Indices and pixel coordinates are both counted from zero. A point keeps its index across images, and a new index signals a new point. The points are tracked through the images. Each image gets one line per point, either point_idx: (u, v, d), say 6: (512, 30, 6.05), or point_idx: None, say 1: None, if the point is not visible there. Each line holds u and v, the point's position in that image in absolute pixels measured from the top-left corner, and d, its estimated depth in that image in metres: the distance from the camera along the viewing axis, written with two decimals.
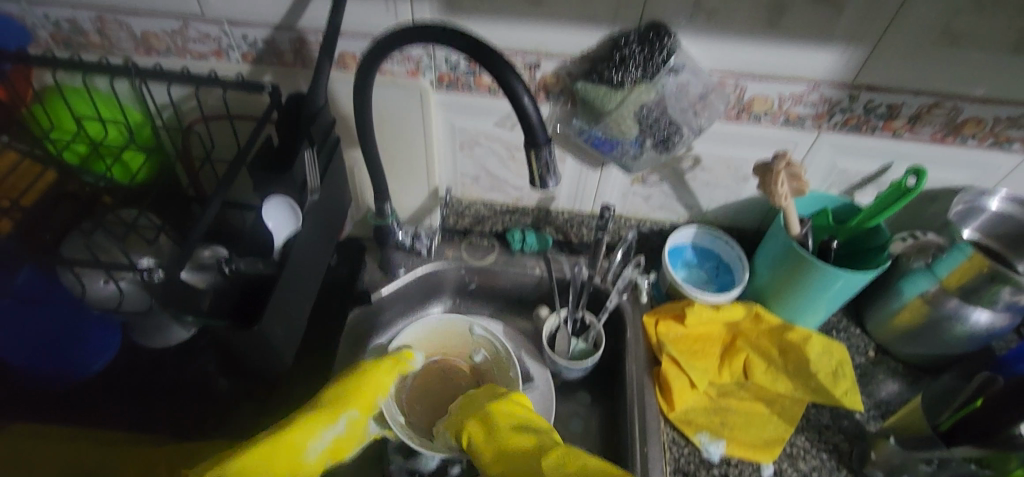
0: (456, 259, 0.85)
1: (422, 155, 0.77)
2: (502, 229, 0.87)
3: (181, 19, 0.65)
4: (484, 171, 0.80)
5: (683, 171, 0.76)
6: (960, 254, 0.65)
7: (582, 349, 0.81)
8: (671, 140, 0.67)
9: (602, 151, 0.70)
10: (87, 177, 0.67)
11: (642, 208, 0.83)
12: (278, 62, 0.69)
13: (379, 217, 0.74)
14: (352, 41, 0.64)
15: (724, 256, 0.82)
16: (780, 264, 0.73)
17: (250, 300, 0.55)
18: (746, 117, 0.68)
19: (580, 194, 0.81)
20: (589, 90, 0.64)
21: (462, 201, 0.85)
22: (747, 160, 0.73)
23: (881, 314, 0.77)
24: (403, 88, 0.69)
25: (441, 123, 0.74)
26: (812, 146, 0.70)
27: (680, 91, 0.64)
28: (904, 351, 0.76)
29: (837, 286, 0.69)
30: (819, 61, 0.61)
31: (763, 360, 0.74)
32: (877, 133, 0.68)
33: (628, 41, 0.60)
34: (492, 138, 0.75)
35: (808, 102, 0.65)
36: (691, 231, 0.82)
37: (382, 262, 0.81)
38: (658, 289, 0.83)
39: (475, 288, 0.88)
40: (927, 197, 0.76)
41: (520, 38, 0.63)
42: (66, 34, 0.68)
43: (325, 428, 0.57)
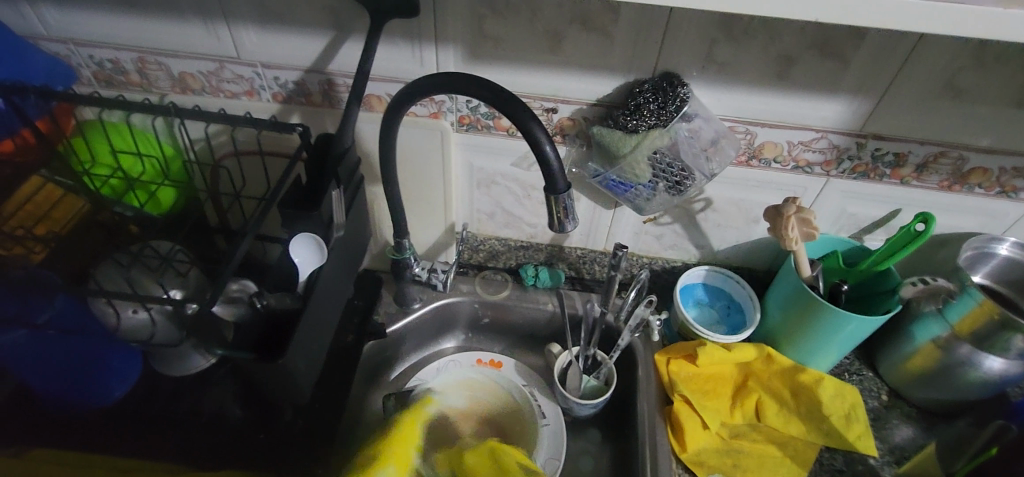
0: (470, 293, 0.87)
1: (441, 192, 0.79)
2: (516, 264, 0.89)
3: (218, 61, 0.69)
4: (500, 209, 0.82)
5: (695, 212, 0.78)
6: (970, 299, 0.66)
7: (593, 386, 0.81)
8: (684, 183, 0.68)
9: (615, 193, 0.72)
10: (117, 207, 0.70)
11: (653, 247, 0.84)
12: (306, 102, 0.72)
13: (397, 252, 0.76)
14: (380, 85, 0.68)
15: (735, 296, 0.83)
16: (791, 306, 0.74)
17: (274, 333, 0.57)
18: (756, 162, 0.70)
19: (593, 233, 0.83)
20: (604, 135, 0.65)
21: (478, 237, 0.86)
22: (758, 203, 0.75)
23: (893, 357, 0.77)
24: (426, 129, 0.72)
25: (461, 162, 0.77)
26: (821, 191, 0.72)
27: (693, 136, 0.66)
28: (917, 396, 0.76)
29: (849, 328, 0.70)
30: (827, 111, 0.64)
31: (775, 401, 0.75)
32: (885, 179, 0.70)
33: (642, 90, 0.63)
34: (509, 177, 0.77)
35: (817, 149, 0.67)
36: (703, 271, 0.83)
37: (398, 296, 0.83)
38: (669, 327, 0.84)
39: (488, 323, 0.89)
40: (936, 241, 0.77)
41: (539, 84, 0.65)
42: (108, 72, 0.72)
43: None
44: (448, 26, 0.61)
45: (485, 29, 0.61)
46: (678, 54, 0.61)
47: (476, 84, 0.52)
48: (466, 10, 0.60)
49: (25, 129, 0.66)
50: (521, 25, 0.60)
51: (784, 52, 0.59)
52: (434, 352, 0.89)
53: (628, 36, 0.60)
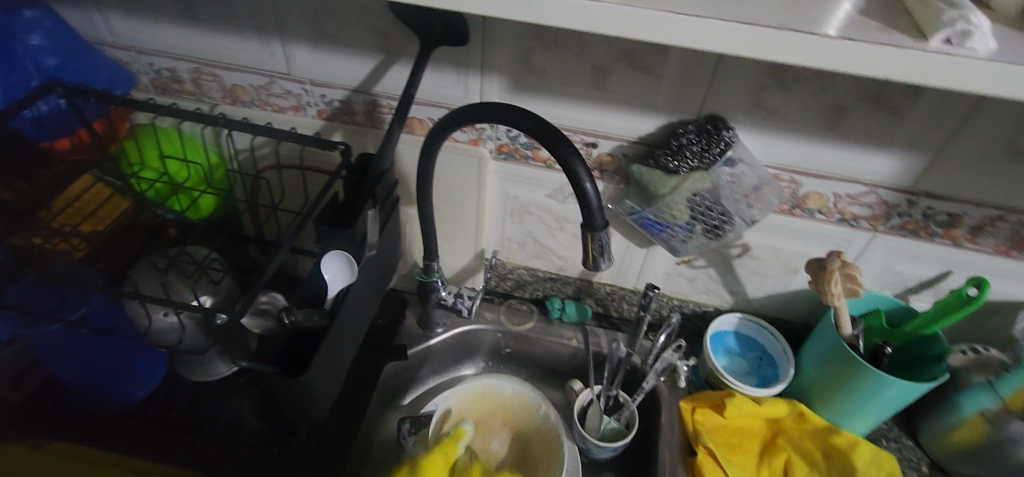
0: (494, 321, 0.86)
1: (474, 218, 0.79)
2: (542, 295, 0.88)
3: (269, 76, 0.70)
4: (531, 239, 0.81)
5: (731, 257, 0.76)
6: None
7: (612, 428, 0.78)
8: (722, 228, 0.67)
9: (651, 232, 0.70)
10: (159, 210, 0.72)
11: (685, 290, 0.82)
12: (350, 121, 0.73)
13: (424, 274, 0.75)
14: (423, 108, 0.68)
15: (768, 348, 0.80)
16: (828, 364, 0.71)
17: (300, 349, 0.57)
18: (799, 212, 0.68)
19: (623, 271, 0.82)
20: (644, 174, 0.64)
21: (506, 265, 0.86)
22: (798, 253, 0.72)
23: (937, 427, 0.73)
24: (464, 155, 0.72)
25: (496, 190, 0.76)
26: (866, 246, 0.69)
27: (735, 182, 0.64)
28: (962, 472, 0.71)
29: (889, 393, 0.66)
30: (879, 165, 0.62)
31: (805, 463, 0.70)
32: (935, 239, 0.67)
33: (686, 131, 0.62)
34: (543, 208, 0.77)
35: (864, 202, 0.65)
36: (735, 318, 0.81)
37: (422, 319, 0.82)
38: (696, 374, 0.81)
39: (509, 353, 0.88)
40: (988, 308, 0.73)
41: (581, 118, 0.65)
42: (164, 80, 0.74)
43: None
44: (495, 55, 0.62)
45: (531, 61, 0.62)
46: (724, 97, 0.60)
47: (518, 114, 0.52)
48: (514, 41, 0.60)
49: (81, 129, 0.69)
50: (567, 59, 0.61)
51: (835, 102, 0.58)
52: (453, 378, 0.88)
53: (674, 77, 0.60)
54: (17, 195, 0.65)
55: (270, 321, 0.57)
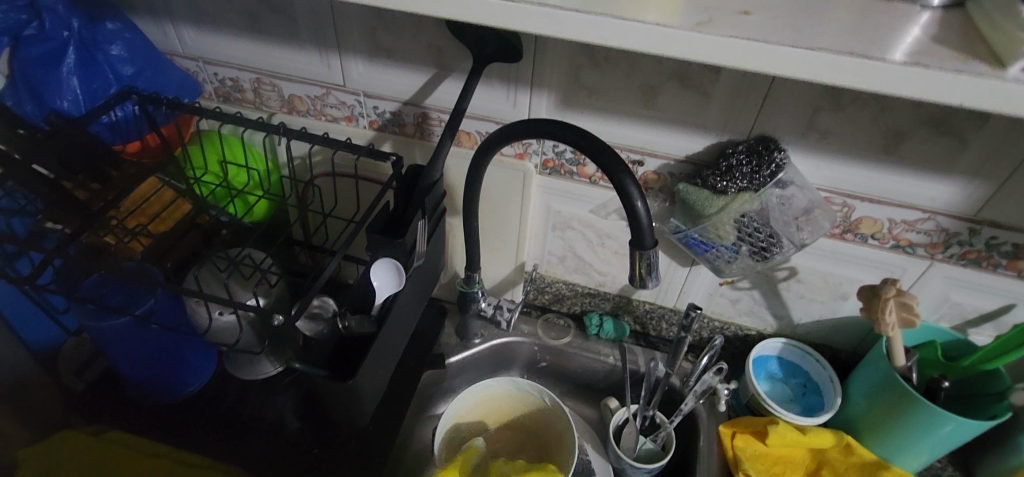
0: (531, 335, 0.86)
1: (516, 231, 0.80)
2: (580, 310, 0.88)
3: (325, 87, 0.73)
4: (571, 253, 0.81)
5: (777, 280, 0.74)
6: None
7: (649, 449, 0.78)
8: (770, 251, 0.65)
9: (695, 252, 0.70)
10: (212, 210, 0.76)
11: (727, 311, 0.81)
12: (400, 132, 0.75)
13: (466, 284, 0.77)
14: (473, 122, 0.70)
15: (813, 375, 0.78)
16: (878, 396, 0.68)
17: (347, 354, 0.59)
18: (851, 236, 0.66)
19: (664, 289, 0.81)
20: (691, 193, 0.64)
21: (546, 279, 0.86)
22: (848, 278, 0.70)
23: (998, 470, 0.69)
24: (511, 169, 0.73)
25: (539, 203, 0.77)
26: (922, 275, 0.67)
27: (784, 204, 0.64)
28: None
29: (946, 430, 0.63)
30: (937, 191, 0.60)
31: None
32: (998, 270, 0.64)
33: (736, 151, 0.61)
34: (585, 223, 0.77)
35: (921, 229, 0.63)
36: (779, 343, 0.79)
37: (460, 329, 0.83)
38: (737, 398, 0.79)
39: (546, 366, 0.88)
40: None
41: (627, 135, 0.65)
42: (227, 89, 0.78)
43: None
44: (545, 72, 0.63)
45: (581, 78, 0.62)
46: (777, 118, 0.60)
47: (571, 131, 0.53)
48: (565, 59, 0.61)
49: (151, 133, 0.73)
50: (616, 77, 0.61)
51: (893, 126, 0.56)
52: None
53: (725, 97, 0.59)
54: (91, 195, 0.67)
55: (325, 325, 0.60)
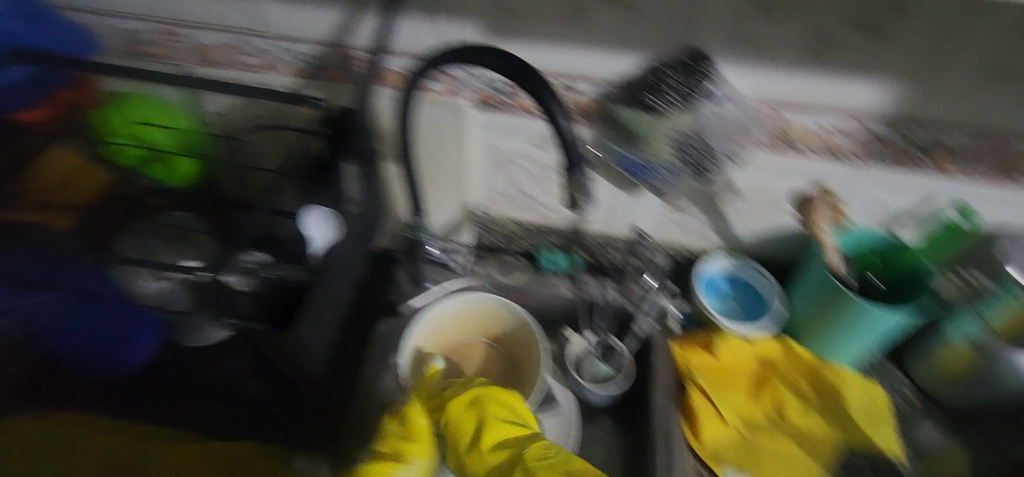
0: (485, 277, 0.85)
1: (457, 173, 0.77)
2: (531, 247, 0.88)
3: (237, 33, 0.68)
4: (516, 190, 0.81)
5: (718, 197, 0.75)
6: (1010, 297, 0.65)
7: (604, 372, 0.79)
8: (707, 168, 0.67)
9: (637, 177, 0.70)
10: (138, 178, 0.69)
11: (674, 234, 0.82)
12: (324, 77, 0.70)
13: (412, 231, 0.76)
14: (399, 59, 0.67)
15: (758, 287, 0.80)
16: (817, 300, 0.71)
17: (291, 307, 0.57)
18: (786, 148, 0.67)
19: (611, 218, 0.81)
20: (628, 116, 0.65)
21: (494, 219, 0.87)
22: (783, 189, 0.72)
23: (925, 357, 0.74)
24: (447, 107, 0.69)
25: (479, 142, 0.75)
26: (854, 181, 0.69)
27: (720, 118, 0.64)
28: (947, 396, 0.74)
29: (874, 323, 0.67)
30: (863, 94, 0.61)
31: (793, 396, 0.74)
32: (922, 168, 0.66)
33: (665, 69, 0.61)
34: (528, 159, 0.76)
35: (850, 134, 0.64)
36: (723, 260, 0.80)
37: (413, 275, 0.82)
38: (690, 318, 0.81)
39: (504, 307, 0.86)
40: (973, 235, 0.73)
41: (559, 60, 0.63)
42: (132, 44, 0.72)
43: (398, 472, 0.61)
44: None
45: (508, 4, 0.59)
46: (707, 32, 0.58)
47: (503, 60, 0.52)
48: None
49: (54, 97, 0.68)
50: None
51: (819, 29, 0.56)
52: None
53: (654, 12, 0.58)
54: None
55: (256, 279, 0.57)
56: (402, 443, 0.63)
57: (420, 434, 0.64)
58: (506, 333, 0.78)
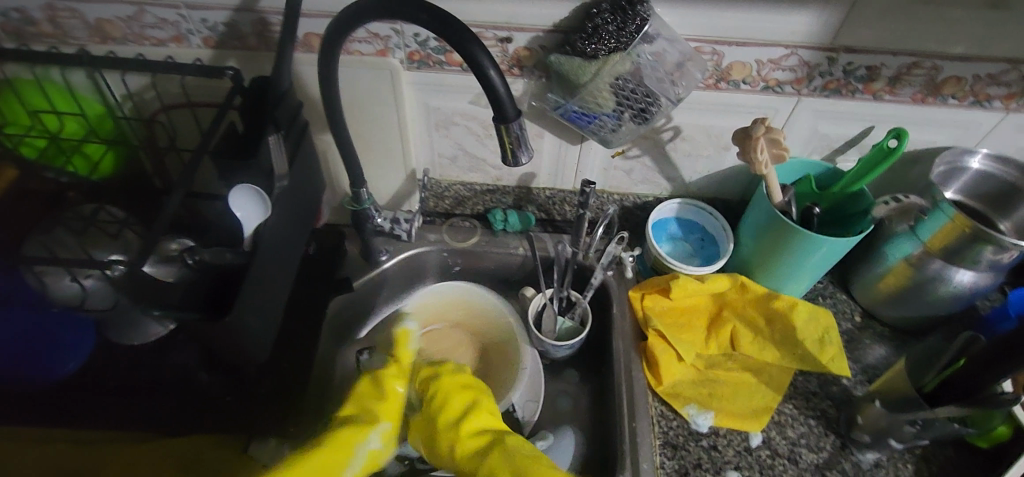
0: (438, 242, 0.84)
1: (397, 137, 0.75)
2: (483, 209, 0.86)
3: (136, 4, 0.61)
4: (461, 151, 0.78)
5: (664, 142, 0.75)
6: (942, 215, 0.65)
7: (568, 327, 0.80)
8: (649, 111, 0.65)
9: (579, 126, 0.69)
10: (49, 173, 0.62)
11: (623, 183, 0.82)
12: (241, 46, 0.65)
13: (355, 203, 0.73)
14: (315, 21, 0.60)
15: (709, 228, 0.82)
16: (762, 234, 0.72)
17: (223, 292, 0.54)
18: (724, 85, 0.67)
19: (560, 172, 0.80)
20: (563, 62, 0.61)
21: (441, 183, 0.83)
22: (727, 128, 0.72)
23: (867, 278, 0.77)
24: (372, 68, 0.67)
25: (415, 103, 0.72)
26: (792, 112, 0.70)
27: (657, 60, 0.62)
28: (890, 315, 0.78)
29: (821, 251, 0.68)
30: (796, 24, 0.60)
31: (748, 330, 0.75)
32: (857, 95, 0.67)
33: (600, 11, 0.59)
34: (468, 116, 0.73)
35: (787, 66, 0.64)
36: (674, 205, 0.81)
37: (364, 250, 0.80)
38: (643, 263, 0.83)
39: (460, 270, 0.88)
40: (909, 158, 0.75)
41: (488, 11, 0.61)
42: (16, 24, 0.64)
43: (359, 443, 0.56)
44: None
45: None
46: None
47: (425, 12, 0.49)
48: None
49: None
50: None
51: None
52: None
53: None
54: None
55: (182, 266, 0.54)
56: (371, 405, 0.60)
57: (381, 402, 0.60)
58: (480, 327, 0.84)
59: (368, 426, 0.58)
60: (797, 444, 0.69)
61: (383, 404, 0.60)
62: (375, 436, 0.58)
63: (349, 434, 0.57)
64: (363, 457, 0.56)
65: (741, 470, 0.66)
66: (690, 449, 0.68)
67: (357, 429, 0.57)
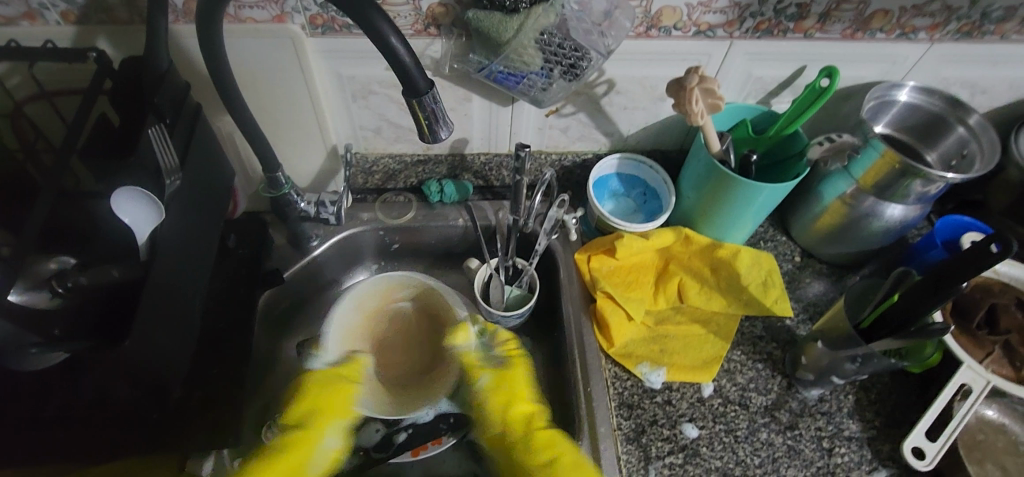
0: (372, 221, 0.79)
1: (311, 112, 0.68)
2: (417, 181, 0.81)
3: None
4: (385, 122, 0.72)
5: (599, 97, 0.71)
6: (874, 152, 0.65)
7: (517, 294, 0.78)
8: (580, 66, 0.61)
9: (507, 86, 0.64)
10: None
11: (561, 142, 0.78)
12: (109, 20, 0.55)
13: (273, 189, 0.67)
14: None
15: (651, 182, 0.80)
16: (702, 184, 0.71)
17: (120, 311, 0.48)
18: (655, 32, 0.63)
19: (494, 135, 0.76)
20: (481, 19, 0.56)
21: (367, 157, 0.77)
22: (662, 78, 0.69)
23: (804, 220, 0.78)
24: (270, 37, 0.59)
25: (326, 74, 0.65)
26: (725, 57, 0.67)
27: (582, 10, 0.59)
28: (826, 252, 0.79)
29: (760, 198, 0.68)
30: None
31: (695, 281, 0.76)
32: (788, 35, 0.65)
33: None
34: (386, 84, 0.67)
35: (717, 9, 0.61)
36: (614, 160, 0.79)
37: (290, 236, 0.74)
38: (587, 224, 0.81)
39: (399, 248, 0.83)
40: (840, 96, 0.75)
41: None
42: None
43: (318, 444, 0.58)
44: None
45: None
46: None
47: None
48: None
49: None
50: None
51: None
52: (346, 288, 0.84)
53: None
54: None
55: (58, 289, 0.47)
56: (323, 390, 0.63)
57: (335, 393, 0.63)
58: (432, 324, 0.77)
59: (323, 424, 0.59)
60: (747, 389, 0.70)
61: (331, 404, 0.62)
62: (333, 433, 0.60)
63: (308, 434, 0.58)
64: (323, 455, 0.58)
65: (695, 421, 0.67)
66: (645, 407, 0.68)
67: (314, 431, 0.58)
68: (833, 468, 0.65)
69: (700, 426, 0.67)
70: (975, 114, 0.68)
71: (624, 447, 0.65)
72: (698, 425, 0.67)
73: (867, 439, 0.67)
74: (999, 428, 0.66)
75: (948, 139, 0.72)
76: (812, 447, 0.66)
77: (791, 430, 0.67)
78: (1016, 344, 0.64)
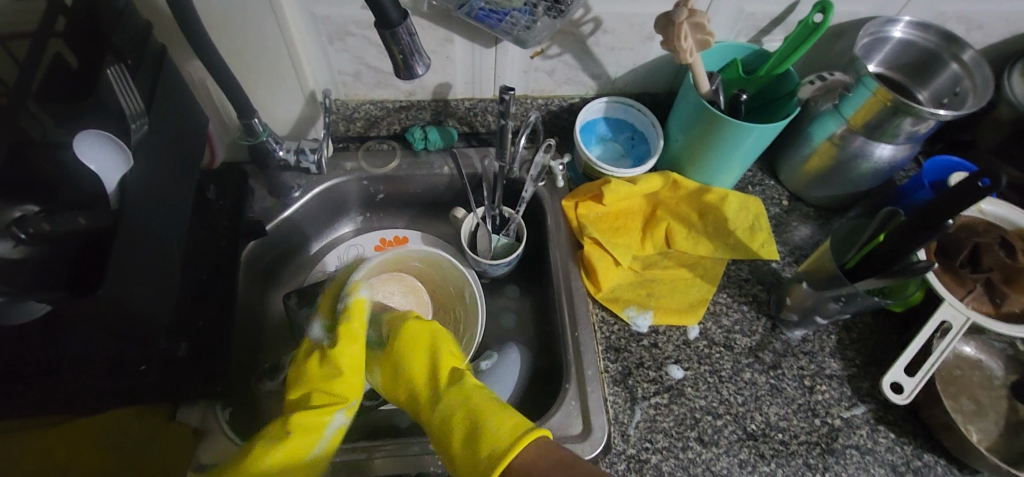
0: (355, 170, 0.77)
1: (285, 56, 0.65)
2: (401, 129, 0.79)
3: None
4: (363, 66, 0.69)
5: (585, 36, 0.69)
6: (865, 90, 0.64)
7: (504, 244, 0.77)
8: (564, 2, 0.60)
9: (488, 25, 0.62)
10: None
11: (547, 85, 0.76)
12: None
13: (250, 136, 0.65)
14: None
15: (638, 125, 0.78)
16: (692, 126, 0.69)
17: (85, 262, 0.47)
18: None
19: (478, 79, 0.73)
20: None
21: (348, 104, 0.74)
22: (651, 14, 0.66)
23: (794, 163, 0.78)
24: None
25: (298, 14, 0.62)
26: None
27: None
28: (814, 196, 0.79)
29: (749, 140, 0.66)
30: None
31: (683, 226, 0.75)
32: None
33: None
34: (363, 24, 0.63)
35: None
36: (601, 105, 0.77)
37: (271, 186, 0.73)
38: (574, 170, 0.80)
39: (384, 198, 0.82)
40: (833, 33, 0.73)
41: None
42: None
43: (327, 423, 0.58)
44: None
45: None
46: None
47: None
48: None
49: None
50: None
51: None
52: (331, 240, 0.83)
53: None
54: None
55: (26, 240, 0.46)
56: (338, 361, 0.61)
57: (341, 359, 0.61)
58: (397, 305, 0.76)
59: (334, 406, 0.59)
60: (731, 331, 0.71)
61: (343, 386, 0.61)
62: (340, 412, 0.59)
63: (313, 415, 0.57)
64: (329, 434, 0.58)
65: (681, 363, 0.68)
66: (632, 350, 0.69)
67: (321, 410, 0.58)
68: (814, 404, 0.67)
69: (685, 368, 0.68)
70: (970, 50, 0.66)
71: (611, 389, 0.66)
72: (684, 366, 0.68)
73: (848, 376, 0.69)
74: (976, 364, 0.68)
75: (941, 76, 0.71)
76: (794, 385, 0.68)
77: (774, 370, 0.69)
78: (998, 282, 0.65)
